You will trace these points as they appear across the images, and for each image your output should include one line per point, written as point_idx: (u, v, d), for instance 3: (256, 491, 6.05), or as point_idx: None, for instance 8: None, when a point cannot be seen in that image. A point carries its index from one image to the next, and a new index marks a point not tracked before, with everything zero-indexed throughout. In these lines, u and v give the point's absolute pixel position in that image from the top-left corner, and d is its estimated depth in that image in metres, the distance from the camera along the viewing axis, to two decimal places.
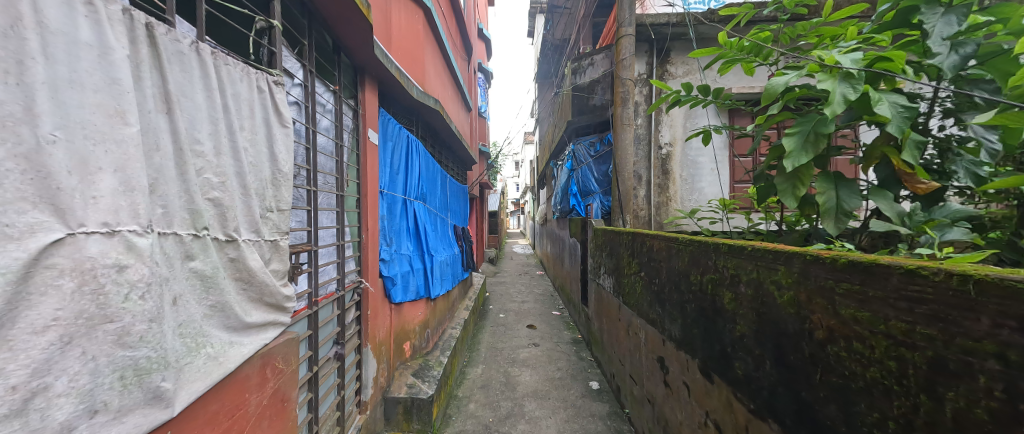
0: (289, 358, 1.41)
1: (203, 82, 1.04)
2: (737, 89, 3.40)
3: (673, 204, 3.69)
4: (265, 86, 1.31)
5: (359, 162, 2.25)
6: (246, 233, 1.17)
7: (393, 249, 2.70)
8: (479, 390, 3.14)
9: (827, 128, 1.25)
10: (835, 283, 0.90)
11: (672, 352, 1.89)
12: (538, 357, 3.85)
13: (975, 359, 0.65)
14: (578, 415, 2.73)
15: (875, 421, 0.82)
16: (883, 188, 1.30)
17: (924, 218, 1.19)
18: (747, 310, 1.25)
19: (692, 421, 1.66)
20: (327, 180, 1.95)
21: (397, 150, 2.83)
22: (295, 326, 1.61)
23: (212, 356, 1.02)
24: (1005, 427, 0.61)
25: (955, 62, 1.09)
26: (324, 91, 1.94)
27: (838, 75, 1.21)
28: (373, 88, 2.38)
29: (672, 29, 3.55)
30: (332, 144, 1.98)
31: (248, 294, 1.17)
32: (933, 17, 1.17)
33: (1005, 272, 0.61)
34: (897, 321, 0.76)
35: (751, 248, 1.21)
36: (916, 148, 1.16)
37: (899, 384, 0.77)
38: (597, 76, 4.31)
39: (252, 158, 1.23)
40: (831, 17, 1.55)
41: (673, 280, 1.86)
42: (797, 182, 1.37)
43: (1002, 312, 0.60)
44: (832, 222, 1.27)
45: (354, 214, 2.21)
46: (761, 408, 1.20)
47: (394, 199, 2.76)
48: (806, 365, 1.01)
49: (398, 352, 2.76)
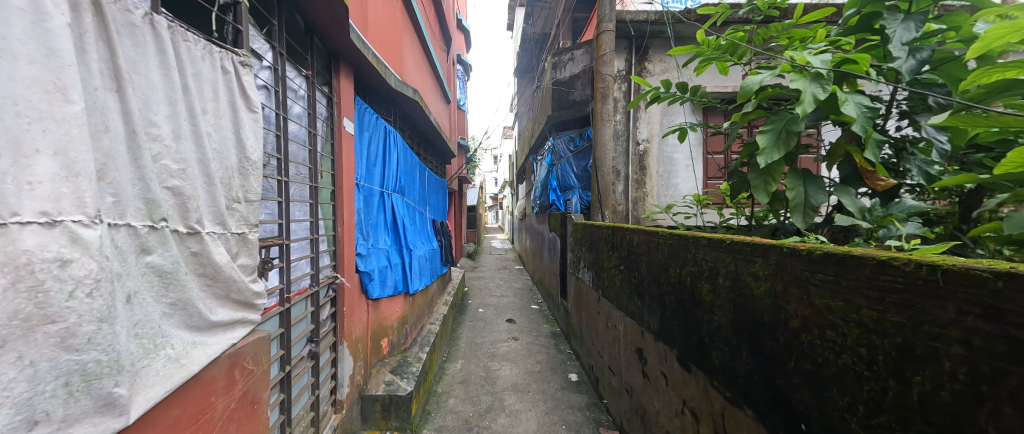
0: (259, 358, 1.32)
1: (158, 58, 0.94)
2: (711, 89, 3.52)
3: (650, 199, 3.80)
4: (230, 67, 1.22)
5: (334, 153, 2.15)
6: (210, 225, 1.09)
7: (371, 243, 2.62)
8: (459, 385, 3.12)
9: (797, 127, 1.31)
10: (810, 273, 0.94)
11: (651, 343, 1.95)
12: (518, 350, 3.87)
13: (941, 344, 0.68)
14: (558, 407, 2.77)
15: (845, 405, 0.87)
16: (846, 185, 1.39)
17: (883, 213, 1.28)
18: (724, 301, 1.31)
19: (670, 409, 1.73)
20: (299, 171, 1.85)
21: (374, 141, 2.72)
22: (266, 325, 1.52)
23: (172, 358, 0.94)
24: (966, 407, 0.65)
25: (912, 66, 1.18)
26: (295, 76, 1.83)
27: (808, 76, 1.27)
28: (348, 75, 2.28)
29: (651, 27, 3.62)
30: (304, 132, 1.89)
31: (212, 290, 1.09)
32: (893, 23, 1.25)
33: (970, 262, 0.62)
34: (870, 311, 0.79)
35: (729, 242, 1.26)
36: (877, 147, 1.24)
37: (870, 370, 0.80)
38: (576, 71, 4.31)
39: (217, 143, 1.14)
40: (800, 21, 1.62)
41: (653, 273, 1.91)
42: (770, 178, 1.43)
43: (968, 300, 0.63)
44: (801, 217, 1.34)
45: (328, 207, 2.11)
46: (738, 395, 1.26)
47: (371, 191, 2.65)
48: (781, 354, 1.06)
49: (376, 348, 2.68)
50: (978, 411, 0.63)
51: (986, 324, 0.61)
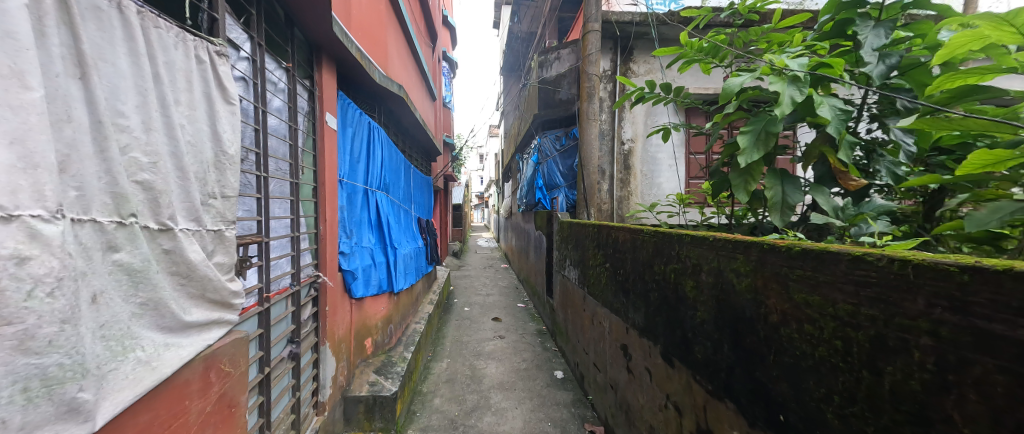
0: (237, 360, 1.27)
1: (127, 45, 0.89)
2: (694, 90, 3.60)
3: (634, 198, 3.87)
4: (206, 57, 1.17)
5: (316, 149, 2.10)
6: (183, 222, 1.04)
7: (355, 241, 2.56)
8: (445, 384, 3.10)
9: (775, 128, 1.36)
10: (789, 269, 0.98)
11: (635, 339, 1.99)
12: (504, 349, 3.88)
13: (911, 336, 0.70)
14: (544, 404, 2.79)
15: (821, 396, 0.90)
16: (821, 185, 1.46)
17: (855, 211, 1.35)
18: (707, 297, 1.35)
19: (653, 404, 1.77)
20: (280, 166, 1.79)
21: (358, 137, 2.66)
22: (245, 325, 1.46)
23: (143, 360, 0.89)
24: (933, 395, 0.67)
25: (882, 71, 1.25)
26: (275, 68, 1.77)
27: (786, 78, 1.32)
28: (330, 69, 2.22)
29: (636, 28, 3.68)
30: (284, 126, 1.83)
31: (186, 290, 1.04)
32: (865, 29, 1.32)
33: (938, 256, 0.65)
34: (846, 304, 0.82)
35: (712, 239, 1.30)
36: (849, 148, 1.30)
37: (844, 361, 0.83)
38: (563, 70, 4.34)
39: (191, 136, 1.09)
40: (778, 26, 1.68)
41: (637, 270, 1.95)
42: (750, 178, 1.49)
43: (936, 293, 0.65)
44: (779, 215, 1.40)
45: (310, 204, 2.06)
46: (719, 388, 1.30)
47: (355, 188, 2.60)
48: (761, 347, 1.10)
49: (360, 349, 2.63)
50: (944, 399, 0.66)
51: (952, 315, 0.63)
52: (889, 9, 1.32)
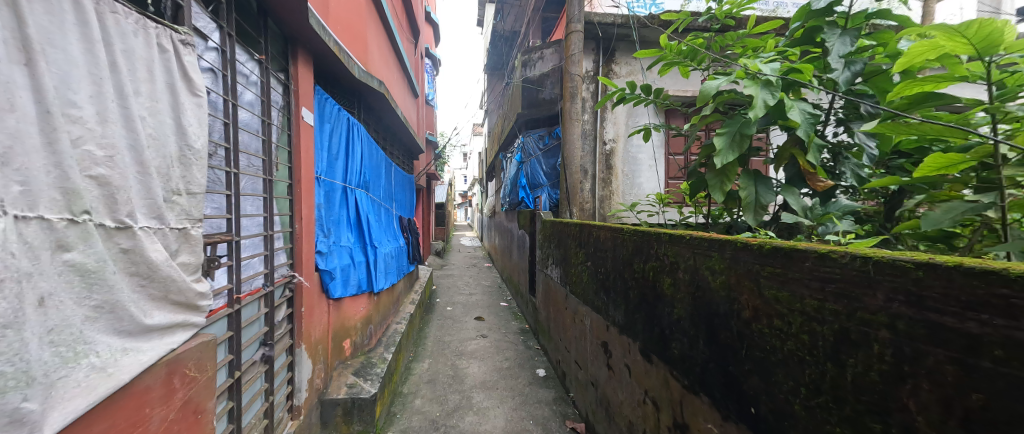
0: (203, 364, 1.21)
1: (79, 30, 0.83)
2: (673, 92, 3.70)
3: (616, 197, 3.93)
4: (169, 45, 1.10)
5: (291, 144, 2.02)
6: (143, 219, 0.98)
7: (333, 240, 2.49)
8: (426, 385, 3.06)
9: (749, 130, 1.41)
10: (760, 267, 1.02)
11: (615, 336, 2.02)
12: (486, 348, 3.86)
13: (871, 329, 0.73)
14: (526, 402, 2.80)
15: (790, 388, 0.94)
16: (791, 186, 1.52)
17: (822, 211, 1.42)
18: (684, 294, 1.38)
19: (632, 399, 1.81)
20: (251, 162, 1.71)
21: (336, 133, 2.59)
22: (213, 328, 1.39)
23: (98, 366, 0.84)
24: (890, 385, 0.71)
25: (847, 77, 1.31)
26: (247, 60, 1.68)
27: (759, 82, 1.37)
28: (307, 62, 2.14)
29: (617, 30, 3.73)
30: (256, 121, 1.75)
31: (147, 291, 0.98)
32: (832, 37, 1.38)
33: (896, 253, 0.69)
34: (812, 300, 0.86)
35: (689, 237, 1.34)
36: (817, 151, 1.37)
37: (811, 354, 0.87)
38: (546, 70, 4.36)
39: (152, 129, 1.03)
40: (752, 32, 1.74)
41: (618, 268, 1.98)
42: (725, 178, 1.54)
43: (893, 288, 0.68)
44: (752, 215, 1.45)
45: (285, 202, 1.98)
46: (695, 383, 1.34)
47: (333, 186, 2.52)
48: (734, 342, 1.14)
49: (337, 350, 2.56)
50: (900, 388, 0.69)
51: (908, 310, 0.67)
52: (854, 18, 1.40)
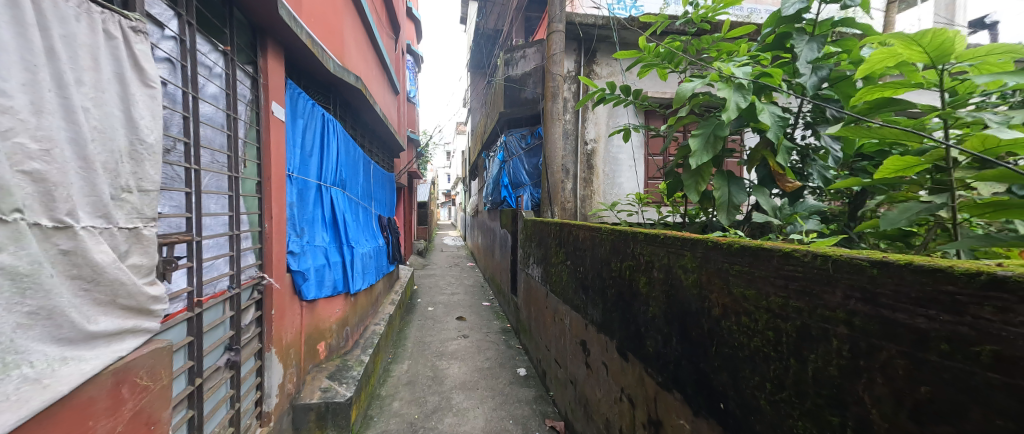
0: (157, 372, 1.13)
1: (8, 12, 0.75)
2: (652, 94, 3.76)
3: (597, 197, 3.97)
4: (117, 32, 1.02)
5: (260, 140, 1.93)
6: (86, 218, 0.90)
7: (306, 240, 2.40)
8: (405, 387, 3.01)
9: (723, 132, 1.44)
10: (729, 265, 1.04)
11: (594, 335, 2.03)
12: (467, 348, 3.83)
13: (830, 325, 0.76)
14: (506, 402, 2.79)
15: (756, 383, 0.96)
16: (762, 186, 1.56)
17: (790, 211, 1.47)
18: (658, 293, 1.40)
19: (609, 397, 1.82)
20: (215, 158, 1.62)
21: (310, 129, 2.49)
22: (170, 333, 1.31)
23: (31, 378, 0.77)
24: (847, 379, 0.73)
25: (814, 82, 1.36)
26: (210, 51, 1.59)
27: (733, 85, 1.40)
28: (277, 56, 2.04)
29: (598, 31, 3.77)
30: (221, 115, 1.66)
31: (92, 296, 0.91)
32: (801, 44, 1.42)
33: (853, 252, 0.71)
34: (776, 297, 0.89)
35: (663, 236, 1.35)
36: (786, 152, 1.41)
37: (775, 350, 0.89)
38: (528, 69, 4.35)
39: (97, 121, 0.95)
40: (727, 36, 1.78)
41: (596, 267, 1.99)
42: (700, 179, 1.56)
43: (850, 285, 0.71)
44: (725, 214, 1.49)
45: (253, 200, 1.89)
46: (668, 380, 1.35)
47: (306, 183, 2.43)
48: (705, 340, 1.16)
49: (311, 354, 2.47)
50: (856, 382, 0.71)
51: (864, 306, 0.69)
52: (821, 26, 1.45)
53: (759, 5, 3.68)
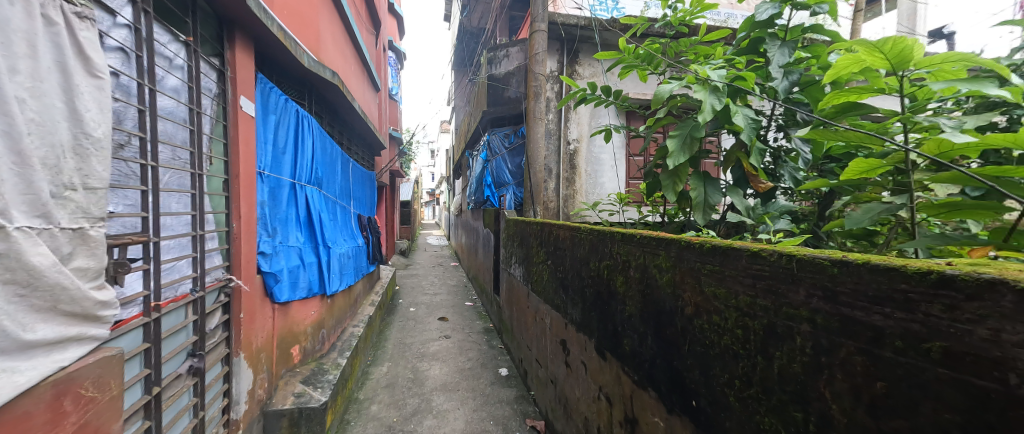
0: (105, 383, 1.06)
1: None
2: (633, 95, 3.82)
3: (579, 197, 3.99)
4: (59, 17, 0.94)
5: (227, 136, 1.84)
6: (21, 218, 0.83)
7: (279, 240, 2.31)
8: (383, 390, 2.94)
9: (699, 133, 1.46)
10: (701, 264, 1.05)
11: (573, 334, 2.03)
12: (449, 349, 3.79)
13: (794, 323, 0.77)
14: (487, 403, 2.76)
15: (726, 380, 0.97)
16: (736, 187, 1.60)
17: (762, 211, 1.50)
18: (635, 292, 1.40)
19: (588, 396, 1.83)
20: (176, 154, 1.53)
21: (283, 125, 2.40)
22: (123, 340, 1.23)
23: None
24: (809, 376, 0.75)
25: (785, 86, 1.39)
26: (170, 41, 1.50)
27: (708, 88, 1.42)
28: (246, 48, 1.95)
29: (581, 32, 3.79)
30: (182, 109, 1.57)
31: (27, 302, 0.84)
32: (773, 48, 1.46)
33: (816, 252, 0.72)
34: (745, 296, 0.90)
35: (640, 236, 1.36)
36: (759, 154, 1.44)
37: (744, 348, 0.91)
38: (511, 68, 4.33)
39: (35, 113, 0.88)
40: (704, 39, 1.81)
41: (576, 267, 1.99)
42: (677, 179, 1.58)
43: (813, 284, 0.72)
44: (701, 214, 1.50)
45: (219, 199, 1.80)
46: (644, 378, 1.36)
47: (279, 181, 2.33)
48: (678, 338, 1.17)
49: (284, 358, 2.38)
50: (818, 379, 0.72)
51: (825, 304, 0.70)
52: (792, 31, 1.49)
53: (736, 10, 3.78)
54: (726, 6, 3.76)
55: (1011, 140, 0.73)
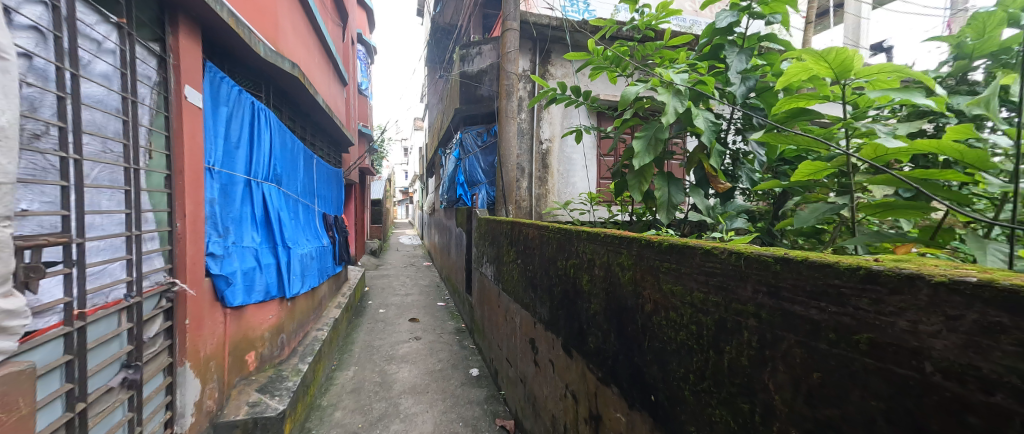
0: (11, 402, 0.94)
1: None
2: (603, 96, 3.89)
3: (551, 196, 4.02)
4: None
5: (170, 128, 1.69)
6: None
7: (232, 240, 2.16)
8: (348, 395, 2.83)
9: (663, 135, 1.49)
10: (660, 262, 1.07)
11: (541, 332, 2.04)
12: (419, 351, 3.70)
13: (742, 318, 0.80)
14: (456, 404, 2.72)
15: (681, 374, 1.00)
16: (698, 187, 1.65)
17: (721, 210, 1.56)
18: (599, 290, 1.42)
19: (556, 394, 1.83)
20: (106, 146, 1.39)
21: (236, 118, 2.24)
22: (39, 353, 1.10)
23: None
24: (755, 369, 0.77)
25: (743, 91, 1.45)
26: (98, 22, 1.35)
27: (672, 91, 1.45)
28: (192, 34, 1.80)
29: (552, 32, 3.81)
30: (114, 98, 1.42)
31: None
32: (732, 55, 1.52)
33: (762, 249, 0.75)
34: (698, 293, 0.92)
35: (604, 235, 1.38)
36: (718, 156, 1.49)
37: (697, 343, 0.93)
38: (484, 66, 4.25)
39: None
40: (668, 44, 1.86)
41: (544, 266, 1.99)
42: (642, 179, 1.61)
43: (759, 280, 0.75)
44: (665, 213, 1.54)
45: (160, 196, 1.66)
46: (607, 375, 1.38)
47: (231, 178, 2.18)
48: (639, 335, 1.19)
49: (238, 365, 2.23)
50: (763, 371, 0.75)
51: (769, 300, 0.73)
52: (749, 39, 1.56)
53: (700, 17, 3.94)
54: (691, 12, 3.91)
55: (938, 147, 0.79)
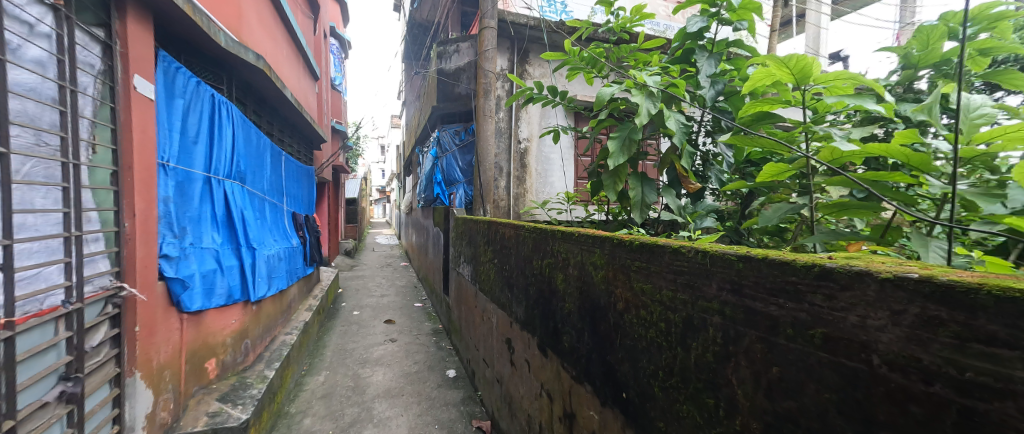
0: None
1: None
2: (580, 97, 3.93)
3: (529, 195, 4.03)
4: None
5: (116, 120, 1.56)
6: None
7: (189, 241, 2.02)
8: (319, 401, 2.73)
9: (636, 136, 1.52)
10: (631, 261, 1.09)
11: (517, 332, 2.03)
12: (395, 353, 3.62)
13: (707, 315, 0.82)
14: (432, 407, 2.68)
15: (651, 371, 1.01)
16: (670, 187, 1.69)
17: (692, 210, 1.61)
18: (573, 289, 1.43)
19: (531, 393, 1.83)
20: (41, 139, 1.27)
21: (194, 110, 2.10)
22: None
23: None
24: (719, 364, 0.79)
25: (712, 95, 1.50)
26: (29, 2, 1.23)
27: (645, 92, 1.48)
28: (143, 20, 1.68)
29: (530, 32, 3.82)
30: (49, 86, 1.30)
31: None
32: (702, 59, 1.57)
33: (726, 248, 0.77)
34: (667, 291, 0.94)
35: (578, 235, 1.38)
36: (688, 157, 1.53)
37: (666, 340, 0.95)
38: (461, 63, 4.11)
39: None
40: (642, 47, 1.89)
41: (520, 266, 1.99)
42: (617, 179, 1.63)
43: (723, 278, 0.77)
44: (638, 213, 1.57)
45: (106, 193, 1.53)
46: (581, 373, 1.39)
47: (188, 174, 2.04)
48: (611, 333, 1.20)
49: (196, 374, 2.09)
50: (726, 366, 0.77)
51: (732, 297, 0.75)
52: (718, 45, 1.61)
53: (673, 22, 4.05)
54: (664, 17, 4.03)
55: (885, 151, 0.84)
